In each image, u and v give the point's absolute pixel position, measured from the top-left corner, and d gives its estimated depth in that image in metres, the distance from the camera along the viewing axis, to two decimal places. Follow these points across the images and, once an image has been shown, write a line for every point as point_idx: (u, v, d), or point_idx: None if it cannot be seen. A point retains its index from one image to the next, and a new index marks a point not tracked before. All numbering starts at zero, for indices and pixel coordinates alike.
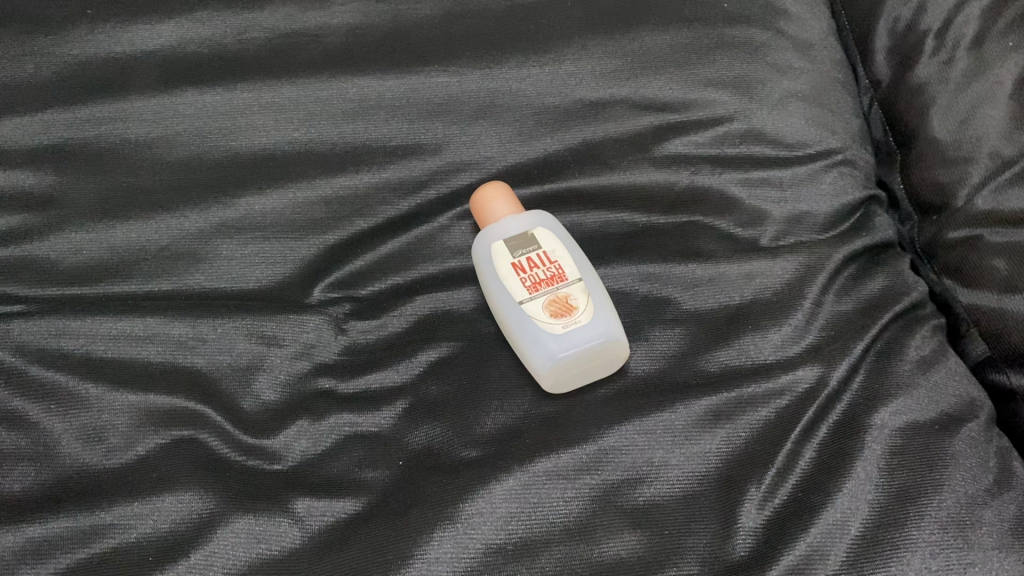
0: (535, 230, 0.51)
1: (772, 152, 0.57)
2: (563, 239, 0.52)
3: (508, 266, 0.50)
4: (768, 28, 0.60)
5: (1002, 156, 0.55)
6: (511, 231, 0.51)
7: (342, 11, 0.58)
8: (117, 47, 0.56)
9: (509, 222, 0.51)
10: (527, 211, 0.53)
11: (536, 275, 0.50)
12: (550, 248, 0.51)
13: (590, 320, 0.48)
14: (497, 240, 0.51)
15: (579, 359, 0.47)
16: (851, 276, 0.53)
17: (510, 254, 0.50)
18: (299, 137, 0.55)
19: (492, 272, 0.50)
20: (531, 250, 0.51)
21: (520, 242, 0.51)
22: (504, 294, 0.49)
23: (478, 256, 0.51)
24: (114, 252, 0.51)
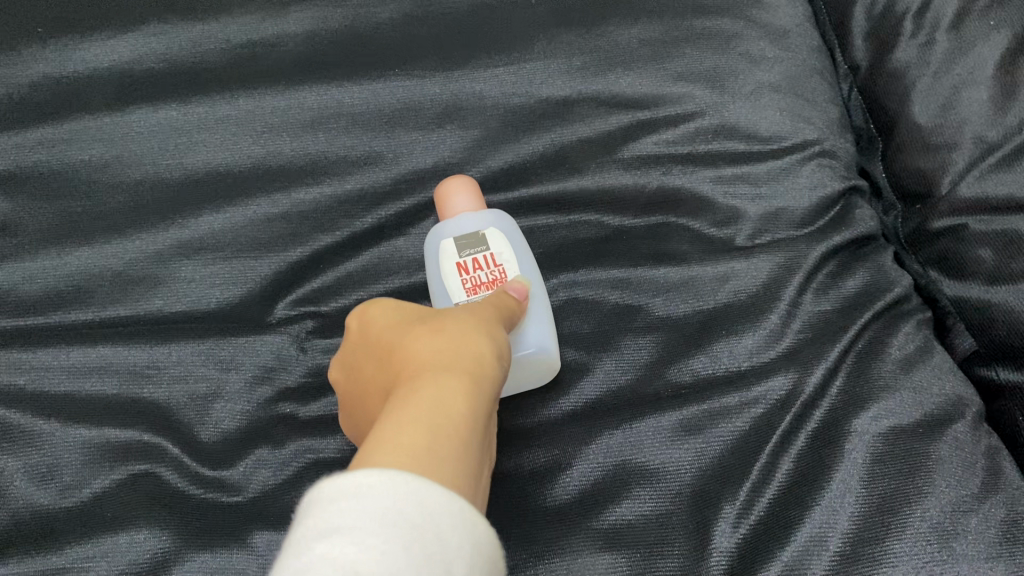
0: (486, 230, 0.51)
1: (746, 146, 0.55)
2: (517, 243, 0.51)
3: (452, 265, 0.50)
4: (739, 17, 0.58)
5: (985, 141, 0.53)
6: (461, 228, 0.50)
7: (302, 17, 0.57)
8: (67, 65, 0.54)
9: (462, 220, 0.51)
10: (485, 209, 0.51)
11: (478, 278, 0.50)
12: (499, 250, 0.50)
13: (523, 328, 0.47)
14: (446, 236, 0.50)
15: None
16: (831, 273, 0.51)
17: (457, 253, 0.50)
18: (258, 151, 0.53)
19: (435, 268, 0.50)
20: (479, 251, 0.50)
21: (469, 241, 0.50)
22: (443, 294, 0.50)
23: (427, 249, 0.51)
24: (68, 280, 0.49)
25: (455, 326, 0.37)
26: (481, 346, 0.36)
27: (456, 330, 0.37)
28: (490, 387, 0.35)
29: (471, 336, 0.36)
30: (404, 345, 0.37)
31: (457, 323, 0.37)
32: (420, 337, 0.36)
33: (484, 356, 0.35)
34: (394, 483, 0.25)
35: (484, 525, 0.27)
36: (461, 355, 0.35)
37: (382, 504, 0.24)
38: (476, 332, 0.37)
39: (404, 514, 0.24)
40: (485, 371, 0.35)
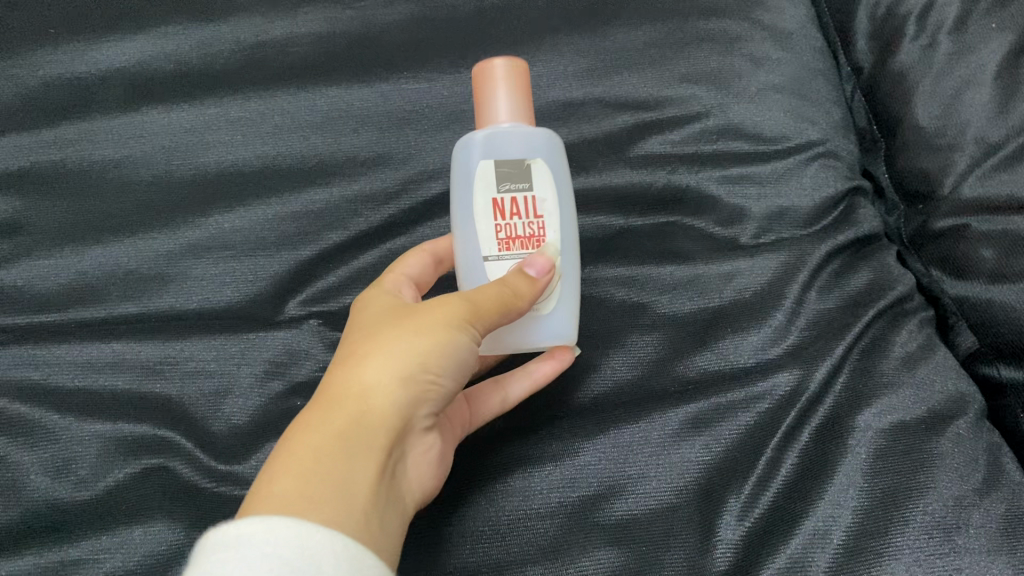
0: (532, 163, 0.44)
1: (750, 146, 0.55)
2: (562, 183, 0.45)
3: (487, 204, 0.44)
4: (743, 19, 0.59)
5: (987, 141, 0.53)
6: (506, 155, 0.44)
7: (311, 18, 0.58)
8: (81, 67, 0.55)
9: (507, 136, 0.44)
10: (535, 129, 0.45)
11: (513, 227, 0.44)
12: (542, 191, 0.45)
13: (549, 311, 0.45)
14: (489, 159, 0.44)
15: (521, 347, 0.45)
16: (835, 271, 0.52)
17: (494, 188, 0.44)
18: (268, 151, 0.54)
19: (467, 192, 0.44)
20: (519, 191, 0.44)
21: (514, 172, 0.44)
22: (471, 239, 0.44)
23: (462, 166, 0.45)
24: (81, 278, 0.50)
25: (382, 342, 0.37)
26: (389, 370, 0.36)
27: (376, 348, 0.37)
28: (388, 422, 0.36)
29: (382, 357, 0.37)
30: (348, 352, 0.38)
31: (380, 338, 0.38)
32: (353, 353, 0.38)
33: (387, 389, 0.36)
34: (272, 527, 0.29)
35: (362, 552, 0.30)
36: (364, 390, 0.36)
37: (261, 549, 0.28)
38: (389, 350, 0.37)
39: (278, 554, 0.28)
40: (382, 402, 0.36)
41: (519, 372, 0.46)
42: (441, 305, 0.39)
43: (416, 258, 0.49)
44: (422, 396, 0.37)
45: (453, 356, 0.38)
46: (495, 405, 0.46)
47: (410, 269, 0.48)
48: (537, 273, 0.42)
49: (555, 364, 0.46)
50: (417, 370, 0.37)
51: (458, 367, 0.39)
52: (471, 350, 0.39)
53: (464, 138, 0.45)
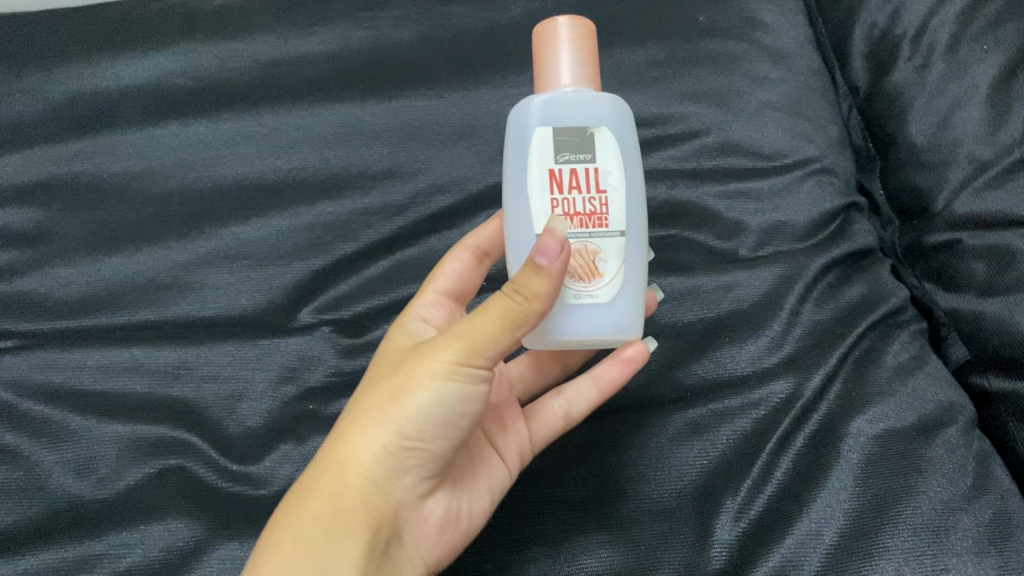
0: (595, 132, 0.43)
1: (749, 163, 0.57)
2: (627, 153, 0.44)
3: (545, 175, 0.43)
4: (743, 40, 0.61)
5: (978, 159, 0.55)
6: (566, 122, 0.43)
7: (326, 38, 0.60)
8: (103, 82, 0.58)
9: (570, 101, 0.44)
10: (600, 95, 0.44)
11: (573, 201, 0.43)
12: (605, 163, 0.43)
13: (608, 299, 0.43)
14: (548, 126, 0.43)
15: (577, 340, 0.44)
16: (830, 284, 0.53)
17: (554, 158, 0.43)
18: (283, 165, 0.56)
19: (524, 162, 0.43)
20: (581, 164, 0.43)
21: (574, 141, 0.43)
22: (527, 213, 0.43)
23: (519, 135, 0.44)
24: (100, 285, 0.52)
25: (373, 402, 0.40)
26: (371, 441, 0.39)
27: (364, 414, 0.40)
28: (363, 492, 0.38)
29: (367, 426, 0.39)
30: (351, 408, 0.41)
31: (371, 401, 0.40)
32: (349, 416, 0.40)
33: (363, 456, 0.38)
34: None
35: None
36: (345, 457, 0.39)
37: None
38: (374, 419, 0.39)
39: None
40: (360, 476, 0.38)
41: (583, 379, 0.47)
42: (431, 355, 0.39)
43: (453, 261, 0.50)
44: (402, 460, 0.39)
45: (431, 415, 0.38)
46: (557, 419, 0.48)
47: (444, 280, 0.50)
48: (548, 262, 0.37)
49: (620, 366, 0.46)
50: (400, 439, 0.39)
51: (444, 422, 0.39)
52: (459, 402, 0.39)
53: (521, 104, 0.45)
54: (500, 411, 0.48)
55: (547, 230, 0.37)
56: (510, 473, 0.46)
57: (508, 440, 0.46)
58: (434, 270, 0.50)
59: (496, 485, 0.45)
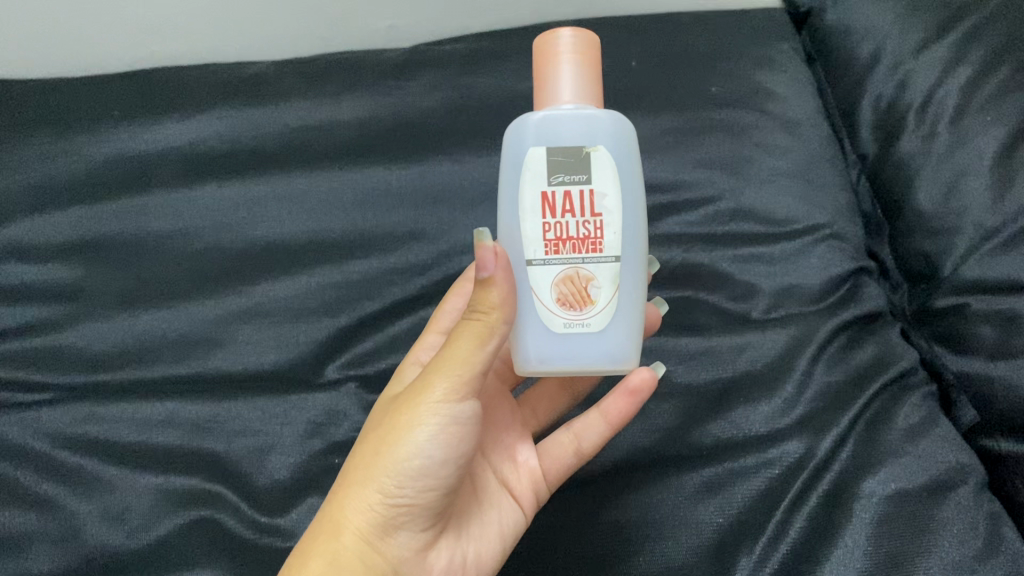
0: (592, 152, 0.44)
1: (761, 228, 0.59)
2: (625, 173, 0.44)
3: (538, 198, 0.44)
4: (754, 110, 0.64)
5: (985, 227, 0.57)
6: (562, 143, 0.44)
7: (357, 105, 0.62)
8: (141, 145, 0.61)
9: (568, 120, 0.44)
10: (599, 113, 0.44)
11: (566, 225, 0.44)
12: (601, 185, 0.44)
13: (598, 328, 0.45)
14: (542, 146, 0.44)
15: (568, 367, 0.45)
16: (842, 346, 0.55)
17: (548, 181, 0.44)
18: (312, 226, 0.58)
19: (518, 182, 0.44)
20: (576, 186, 0.44)
21: (569, 163, 0.44)
22: (519, 238, 0.44)
23: (515, 151, 0.45)
24: (135, 341, 0.54)
25: (361, 461, 0.41)
26: (358, 502, 0.40)
27: (352, 474, 0.41)
28: (359, 553, 0.39)
29: (354, 486, 0.40)
30: (345, 468, 0.42)
31: (359, 459, 0.41)
32: (342, 477, 0.42)
33: (355, 516, 0.40)
34: None
35: None
36: (339, 519, 0.40)
37: None
38: (361, 478, 0.40)
39: None
40: (350, 538, 0.40)
41: (593, 413, 0.49)
42: (407, 408, 0.40)
43: (457, 298, 0.52)
44: (393, 517, 0.40)
45: (412, 466, 0.39)
46: (570, 454, 0.50)
47: (447, 317, 0.52)
48: (490, 272, 0.38)
49: (626, 398, 0.48)
50: (385, 496, 0.40)
51: (425, 471, 0.40)
52: (439, 448, 0.40)
53: (519, 119, 0.45)
54: (514, 447, 0.50)
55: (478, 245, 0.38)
56: (524, 513, 0.48)
57: (521, 482, 0.48)
58: (440, 306, 0.53)
59: (506, 527, 0.46)
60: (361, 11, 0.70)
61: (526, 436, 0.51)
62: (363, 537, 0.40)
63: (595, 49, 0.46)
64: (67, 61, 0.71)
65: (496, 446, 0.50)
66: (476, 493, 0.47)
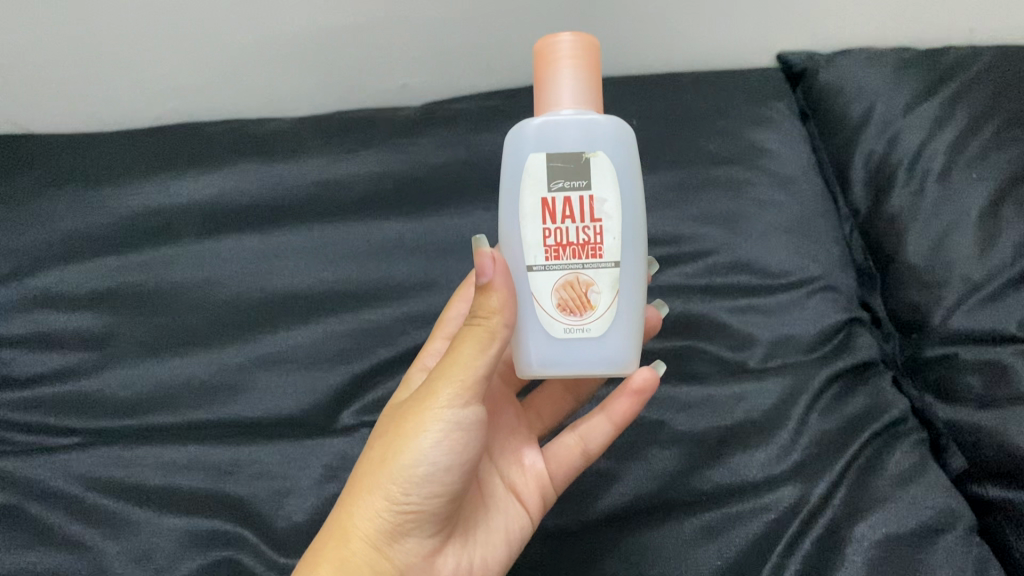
0: (591, 158, 0.45)
1: (756, 280, 0.62)
2: (624, 178, 0.46)
3: (539, 205, 0.45)
4: (751, 166, 0.67)
5: (972, 280, 0.60)
6: (561, 149, 0.45)
7: (371, 159, 0.65)
8: (166, 199, 0.64)
9: (567, 126, 0.45)
10: (598, 119, 0.45)
11: (566, 231, 0.45)
12: (600, 191, 0.45)
13: (598, 334, 0.47)
14: (542, 152, 0.45)
15: (568, 371, 0.48)
16: (835, 394, 0.57)
17: (548, 187, 0.45)
18: (329, 276, 0.61)
19: (519, 187, 0.46)
20: (576, 192, 0.45)
21: (569, 169, 0.45)
22: (520, 243, 0.46)
23: (516, 156, 0.46)
24: (160, 387, 0.57)
25: (368, 471, 0.43)
26: (364, 510, 0.43)
27: (359, 483, 0.44)
28: (368, 558, 0.42)
29: (361, 494, 0.43)
30: (353, 474, 0.45)
31: (366, 467, 0.44)
32: (350, 483, 0.44)
33: (363, 523, 0.42)
34: None
35: None
36: (347, 527, 0.43)
37: None
38: (367, 486, 0.43)
39: None
40: (358, 545, 0.42)
41: (597, 416, 0.52)
42: (412, 416, 0.43)
43: (459, 304, 0.56)
44: (400, 523, 0.43)
45: (417, 473, 0.42)
46: (576, 455, 0.53)
47: (450, 324, 0.55)
48: (488, 277, 0.42)
49: (631, 398, 0.51)
50: (390, 503, 0.42)
51: (429, 478, 0.42)
52: (443, 454, 0.42)
53: (520, 124, 0.46)
54: (520, 450, 0.53)
55: (478, 252, 0.42)
56: (531, 516, 0.51)
57: (529, 485, 0.52)
58: (444, 314, 0.56)
59: (512, 530, 0.49)
60: (376, 69, 0.73)
61: (531, 441, 0.54)
62: (370, 544, 0.42)
63: (596, 53, 0.46)
64: (91, 107, 0.74)
65: (504, 449, 0.53)
66: (481, 497, 0.50)
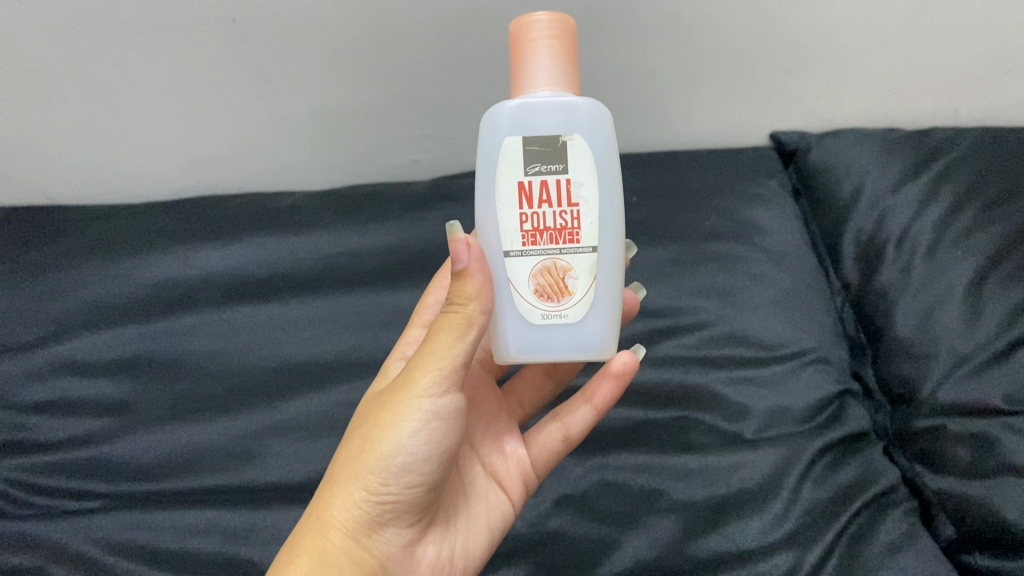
0: (568, 140, 0.47)
1: (751, 351, 0.64)
2: (601, 161, 0.47)
3: (515, 189, 0.47)
4: (745, 243, 0.70)
5: (957, 352, 0.62)
6: (538, 133, 0.47)
7: (383, 233, 0.69)
8: (187, 270, 0.67)
9: (544, 109, 0.46)
10: (576, 102, 0.47)
11: (543, 217, 0.47)
12: (577, 175, 0.47)
13: (575, 319, 0.49)
14: (519, 136, 0.47)
15: (545, 356, 0.49)
16: (828, 464, 0.59)
17: (524, 171, 0.47)
18: (342, 345, 0.64)
19: (495, 171, 0.47)
20: (553, 175, 0.47)
21: (546, 153, 0.47)
22: (496, 228, 0.48)
23: (492, 137, 0.47)
24: (178, 453, 0.59)
25: (347, 463, 0.45)
26: (342, 502, 0.44)
27: (337, 475, 0.45)
28: (345, 548, 0.44)
29: (340, 486, 0.45)
30: (332, 466, 0.47)
31: (345, 459, 0.46)
32: (329, 475, 0.46)
33: (342, 514, 0.44)
34: None
35: None
36: (326, 518, 0.44)
37: None
38: (345, 478, 0.45)
39: None
40: (336, 536, 0.44)
41: (579, 401, 0.56)
42: (390, 407, 0.45)
43: (437, 292, 0.58)
44: (378, 514, 0.44)
45: (395, 463, 0.44)
46: (558, 440, 0.56)
47: (428, 311, 0.58)
48: (464, 264, 0.43)
49: (612, 382, 0.55)
50: (369, 494, 0.44)
51: (407, 467, 0.44)
52: (420, 444, 0.44)
53: (496, 107, 0.47)
54: (503, 437, 0.56)
55: (451, 239, 0.43)
56: (512, 502, 0.54)
57: (510, 472, 0.55)
58: (422, 302, 0.59)
59: (493, 516, 0.53)
60: (387, 147, 0.77)
61: (512, 428, 0.58)
62: (349, 535, 0.44)
63: (571, 32, 0.47)
64: (115, 179, 0.78)
65: (486, 439, 0.56)
66: (464, 486, 0.53)
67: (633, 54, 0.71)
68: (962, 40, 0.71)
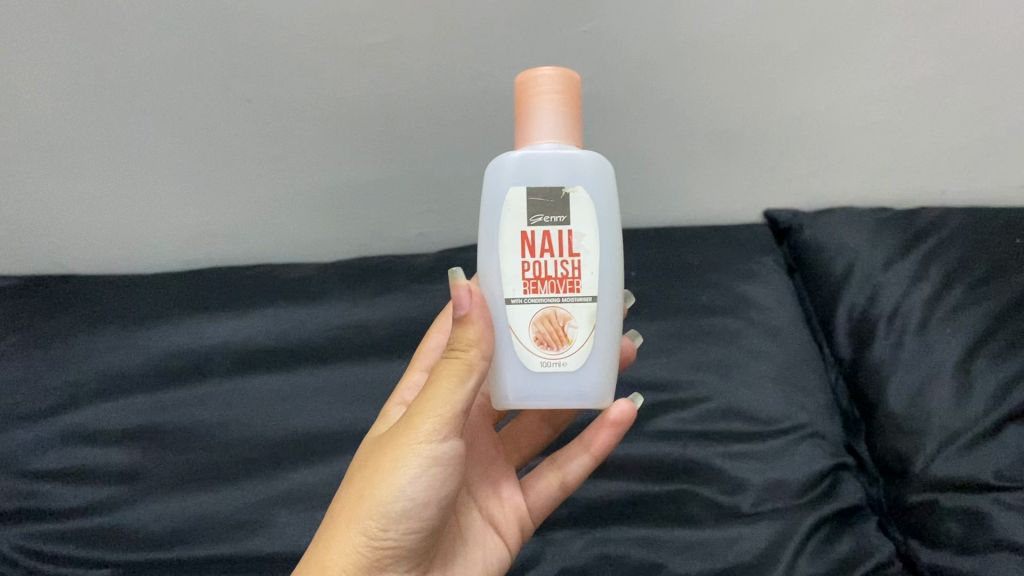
0: (571, 192, 0.48)
1: (747, 426, 0.66)
2: (601, 212, 0.49)
3: (519, 238, 0.48)
4: (741, 318, 0.73)
5: (948, 429, 0.63)
6: (541, 184, 0.48)
7: (390, 305, 0.71)
8: (200, 340, 0.69)
9: (547, 162, 0.48)
10: (579, 156, 0.48)
11: (545, 265, 0.48)
12: (579, 226, 0.48)
13: (575, 367, 0.50)
14: (522, 186, 0.48)
15: (545, 403, 0.51)
16: (824, 537, 0.60)
17: (527, 220, 0.48)
18: (349, 415, 0.65)
19: (498, 221, 0.49)
20: (555, 225, 0.48)
21: (549, 203, 0.48)
22: (498, 276, 0.49)
23: (496, 186, 0.49)
24: (187, 521, 0.60)
25: (346, 507, 0.46)
26: (341, 547, 0.44)
27: (337, 519, 0.46)
28: None
29: (340, 530, 0.45)
30: (330, 509, 0.47)
31: (344, 502, 0.46)
32: (327, 518, 0.46)
33: (342, 559, 0.44)
34: None
35: None
36: (325, 564, 0.44)
37: None
38: (345, 522, 0.45)
39: None
40: None
41: (576, 448, 0.58)
42: (391, 452, 0.45)
43: (437, 336, 0.60)
44: (377, 559, 0.45)
45: (396, 509, 0.45)
46: (555, 487, 0.58)
47: (429, 355, 0.60)
48: (465, 310, 0.45)
49: (610, 429, 0.57)
50: (369, 539, 0.44)
51: (407, 513, 0.45)
52: (421, 491, 0.45)
53: (500, 157, 0.49)
54: (500, 481, 0.58)
55: (455, 286, 0.45)
56: (508, 547, 0.56)
57: (507, 517, 0.57)
58: (422, 345, 0.60)
59: (490, 561, 0.54)
60: (396, 220, 0.80)
61: (509, 473, 0.59)
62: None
63: (574, 88, 0.49)
64: (132, 250, 0.81)
65: (483, 484, 0.58)
66: (461, 530, 0.54)
67: (632, 136, 0.74)
68: (951, 124, 0.74)
